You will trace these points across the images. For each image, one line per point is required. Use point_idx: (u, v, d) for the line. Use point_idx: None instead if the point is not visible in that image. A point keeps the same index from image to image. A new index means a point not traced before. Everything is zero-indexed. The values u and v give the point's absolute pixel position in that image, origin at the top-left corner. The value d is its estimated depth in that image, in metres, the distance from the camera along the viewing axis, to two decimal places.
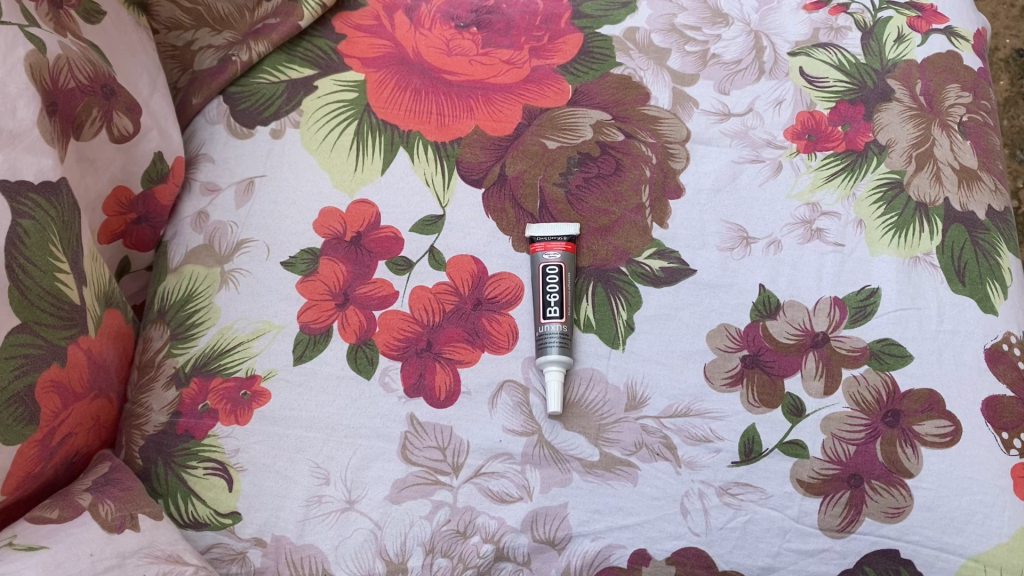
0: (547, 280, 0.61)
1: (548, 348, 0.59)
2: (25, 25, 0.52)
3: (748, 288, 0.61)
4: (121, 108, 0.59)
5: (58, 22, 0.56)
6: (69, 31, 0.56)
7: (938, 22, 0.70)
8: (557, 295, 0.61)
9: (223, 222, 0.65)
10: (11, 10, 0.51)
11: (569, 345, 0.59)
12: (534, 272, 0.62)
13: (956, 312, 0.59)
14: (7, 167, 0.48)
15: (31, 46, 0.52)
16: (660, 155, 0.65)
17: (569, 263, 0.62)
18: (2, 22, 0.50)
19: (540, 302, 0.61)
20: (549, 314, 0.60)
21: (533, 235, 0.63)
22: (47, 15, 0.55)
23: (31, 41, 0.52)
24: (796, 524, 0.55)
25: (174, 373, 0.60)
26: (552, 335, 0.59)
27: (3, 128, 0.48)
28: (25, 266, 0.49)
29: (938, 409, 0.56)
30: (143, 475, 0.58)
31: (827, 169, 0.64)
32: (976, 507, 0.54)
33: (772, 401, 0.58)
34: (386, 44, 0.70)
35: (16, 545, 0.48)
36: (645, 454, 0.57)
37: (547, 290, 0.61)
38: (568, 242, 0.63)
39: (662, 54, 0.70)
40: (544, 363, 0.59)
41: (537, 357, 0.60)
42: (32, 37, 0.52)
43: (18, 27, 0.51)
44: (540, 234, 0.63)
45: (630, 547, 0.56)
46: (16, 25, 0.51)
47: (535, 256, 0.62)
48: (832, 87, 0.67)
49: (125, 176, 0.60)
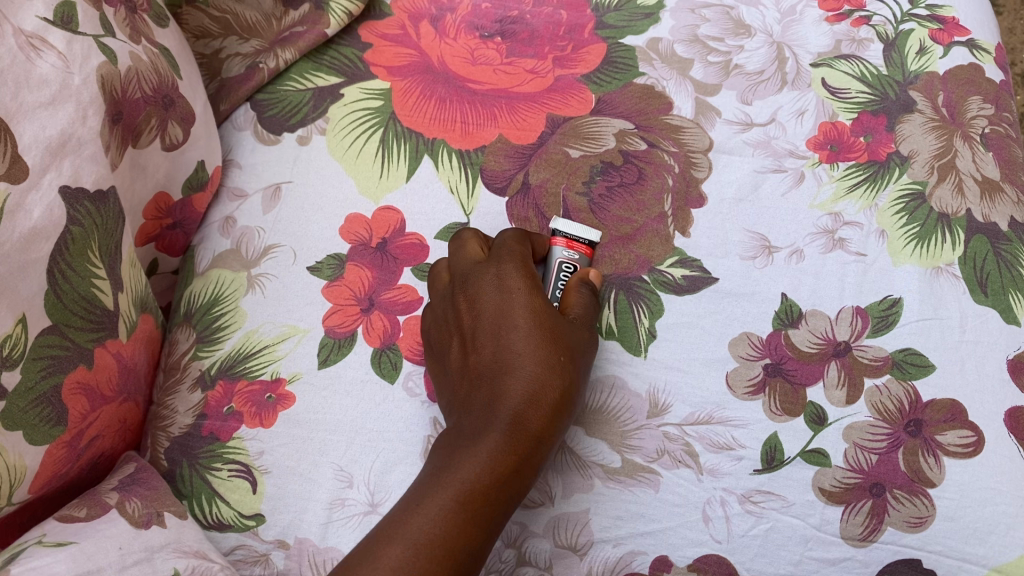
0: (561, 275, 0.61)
1: None
2: (99, 36, 0.54)
3: (770, 297, 0.61)
4: (176, 118, 0.60)
5: (133, 27, 0.59)
6: (141, 39, 0.59)
7: (960, 35, 0.70)
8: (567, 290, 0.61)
9: (250, 228, 0.65)
10: (88, 22, 0.54)
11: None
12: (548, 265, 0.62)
13: (979, 323, 0.59)
14: (68, 173, 0.50)
15: (103, 57, 0.54)
16: (682, 164, 0.66)
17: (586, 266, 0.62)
18: (77, 33, 0.52)
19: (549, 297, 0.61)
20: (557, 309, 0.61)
21: (557, 228, 0.63)
22: (124, 22, 0.58)
23: (104, 52, 0.54)
24: (818, 532, 0.55)
25: (200, 376, 0.61)
26: None
27: (66, 134, 0.50)
28: (64, 271, 0.50)
29: (960, 420, 0.56)
30: (168, 477, 0.59)
31: (850, 179, 0.64)
32: (999, 517, 0.54)
33: (794, 409, 0.58)
34: (411, 53, 0.71)
35: (46, 542, 0.48)
36: (667, 462, 0.57)
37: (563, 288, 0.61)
38: (588, 246, 0.63)
39: (685, 64, 0.70)
40: None
41: None
42: (105, 48, 0.54)
43: (92, 37, 0.53)
44: (562, 229, 0.62)
45: (652, 554, 0.56)
46: (89, 35, 0.53)
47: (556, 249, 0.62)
48: (854, 98, 0.68)
49: (168, 183, 0.61)
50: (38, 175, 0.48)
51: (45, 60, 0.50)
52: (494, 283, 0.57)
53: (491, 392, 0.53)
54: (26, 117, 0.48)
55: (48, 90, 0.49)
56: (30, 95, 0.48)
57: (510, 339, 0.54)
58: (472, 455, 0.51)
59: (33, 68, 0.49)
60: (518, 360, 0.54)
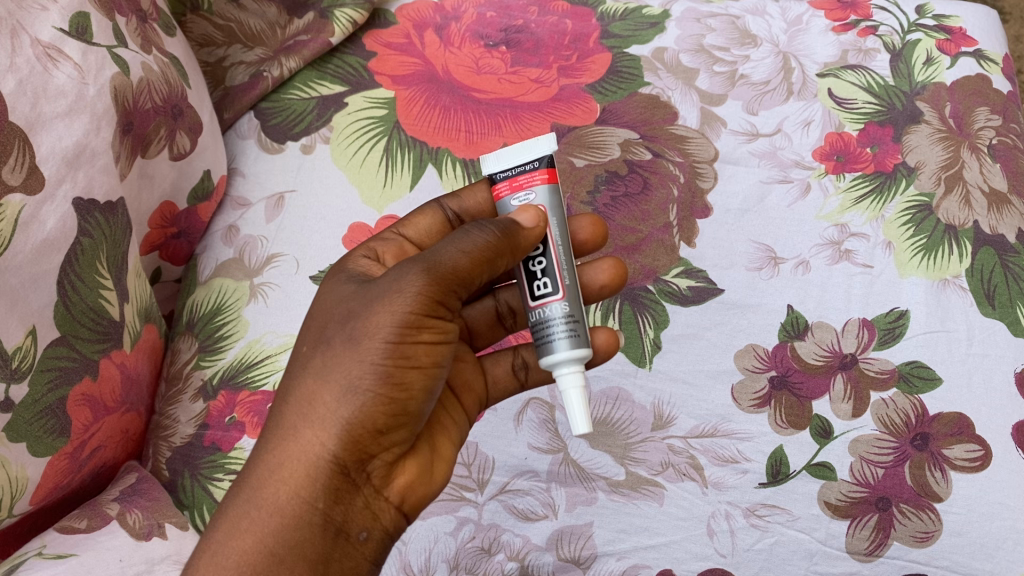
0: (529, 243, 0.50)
1: (553, 341, 0.48)
2: (113, 46, 0.54)
3: (776, 308, 0.61)
4: (184, 128, 0.60)
5: (145, 37, 0.59)
6: (152, 49, 0.59)
7: (967, 45, 0.70)
8: (544, 261, 0.49)
9: (253, 237, 0.65)
10: (103, 32, 0.54)
11: (581, 337, 0.48)
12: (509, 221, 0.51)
13: (986, 336, 0.58)
14: (82, 185, 0.50)
15: (116, 67, 0.53)
16: (688, 174, 0.66)
17: (552, 203, 0.50)
18: (92, 44, 0.52)
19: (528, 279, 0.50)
20: (541, 291, 0.49)
21: (491, 173, 0.51)
22: (135, 31, 0.58)
23: (117, 63, 0.53)
24: (823, 547, 0.54)
25: (202, 386, 0.61)
26: (553, 322, 0.48)
27: (81, 145, 0.50)
28: (73, 283, 0.50)
29: (968, 433, 0.56)
30: (169, 487, 0.58)
31: (857, 190, 0.64)
32: (1008, 533, 0.53)
33: (800, 422, 0.58)
34: (416, 63, 0.71)
35: (46, 554, 0.48)
36: (671, 475, 0.57)
37: (531, 256, 0.49)
38: (546, 170, 0.49)
39: (691, 74, 0.70)
40: (554, 362, 0.48)
41: (540, 350, 0.49)
42: (118, 59, 0.54)
43: (107, 48, 0.53)
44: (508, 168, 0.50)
45: (656, 567, 0.55)
46: (104, 46, 0.53)
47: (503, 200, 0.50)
48: (861, 109, 0.67)
49: (174, 193, 0.61)
50: (53, 186, 0.48)
51: (62, 70, 0.50)
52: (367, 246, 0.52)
53: (308, 348, 0.46)
54: (44, 127, 0.48)
55: (64, 101, 0.49)
56: (48, 105, 0.48)
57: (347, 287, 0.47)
58: (296, 398, 0.44)
59: (50, 79, 0.49)
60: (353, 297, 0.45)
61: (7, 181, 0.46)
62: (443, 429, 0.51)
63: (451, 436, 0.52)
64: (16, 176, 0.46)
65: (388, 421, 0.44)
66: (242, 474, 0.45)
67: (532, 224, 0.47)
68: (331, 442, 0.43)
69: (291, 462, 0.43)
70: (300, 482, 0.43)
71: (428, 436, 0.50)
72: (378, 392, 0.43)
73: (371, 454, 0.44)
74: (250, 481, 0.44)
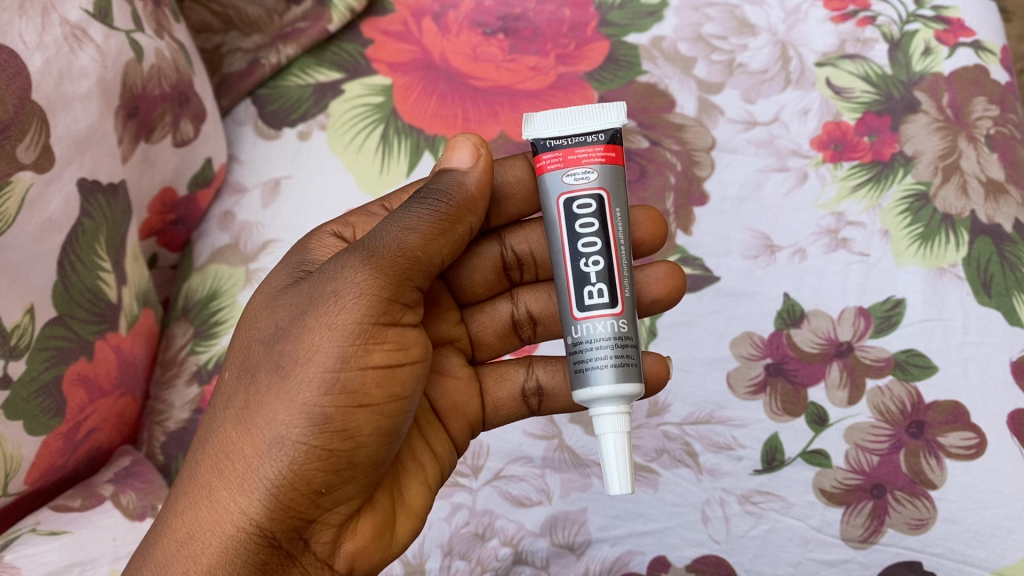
0: (583, 233, 0.47)
1: (603, 366, 0.45)
2: (131, 31, 0.54)
3: (773, 296, 0.61)
4: (189, 115, 0.61)
5: (158, 22, 0.59)
6: (165, 34, 0.59)
7: (965, 36, 0.68)
8: (602, 262, 0.46)
9: (248, 222, 0.65)
10: (122, 16, 0.54)
11: (631, 371, 0.45)
12: (556, 198, 0.47)
13: (983, 325, 0.58)
14: (88, 166, 0.50)
15: (131, 53, 0.54)
16: (685, 162, 0.66)
17: (610, 186, 0.47)
18: (113, 28, 0.53)
19: (579, 284, 0.47)
20: (597, 301, 0.46)
21: (539, 140, 0.48)
22: (150, 15, 0.58)
23: (133, 48, 0.54)
24: (817, 534, 0.54)
25: (196, 370, 0.60)
26: (605, 343, 0.45)
27: (93, 128, 0.50)
28: (73, 263, 0.50)
29: (963, 422, 0.55)
30: (163, 471, 0.58)
31: (854, 179, 0.64)
32: (1001, 520, 0.52)
33: (795, 409, 0.58)
34: (412, 50, 0.71)
35: (40, 530, 0.48)
36: (666, 461, 0.57)
37: (583, 255, 0.47)
38: (607, 145, 0.47)
39: (689, 63, 0.70)
40: (597, 394, 0.45)
41: (582, 376, 0.45)
42: (135, 44, 0.54)
43: (125, 33, 0.54)
44: (562, 136, 0.47)
45: (650, 554, 0.55)
46: (123, 31, 0.54)
47: (554, 174, 0.47)
48: (858, 98, 0.67)
49: (175, 179, 0.61)
50: (62, 166, 0.48)
51: (86, 51, 0.50)
52: (343, 220, 0.51)
53: (234, 376, 0.44)
54: (63, 108, 0.48)
55: (86, 83, 0.50)
56: (70, 86, 0.49)
57: (280, 291, 0.45)
58: (216, 449, 0.42)
59: (75, 59, 0.49)
60: (285, 309, 0.44)
61: (21, 159, 0.46)
62: (411, 474, 0.50)
63: (423, 480, 0.50)
64: (29, 154, 0.46)
65: (320, 485, 0.42)
66: (156, 529, 0.43)
67: (471, 162, 0.47)
68: (257, 512, 0.41)
69: (210, 527, 0.41)
70: (218, 554, 0.41)
71: (388, 485, 0.48)
72: (312, 443, 0.41)
73: (307, 515, 0.43)
74: (163, 543, 0.42)
